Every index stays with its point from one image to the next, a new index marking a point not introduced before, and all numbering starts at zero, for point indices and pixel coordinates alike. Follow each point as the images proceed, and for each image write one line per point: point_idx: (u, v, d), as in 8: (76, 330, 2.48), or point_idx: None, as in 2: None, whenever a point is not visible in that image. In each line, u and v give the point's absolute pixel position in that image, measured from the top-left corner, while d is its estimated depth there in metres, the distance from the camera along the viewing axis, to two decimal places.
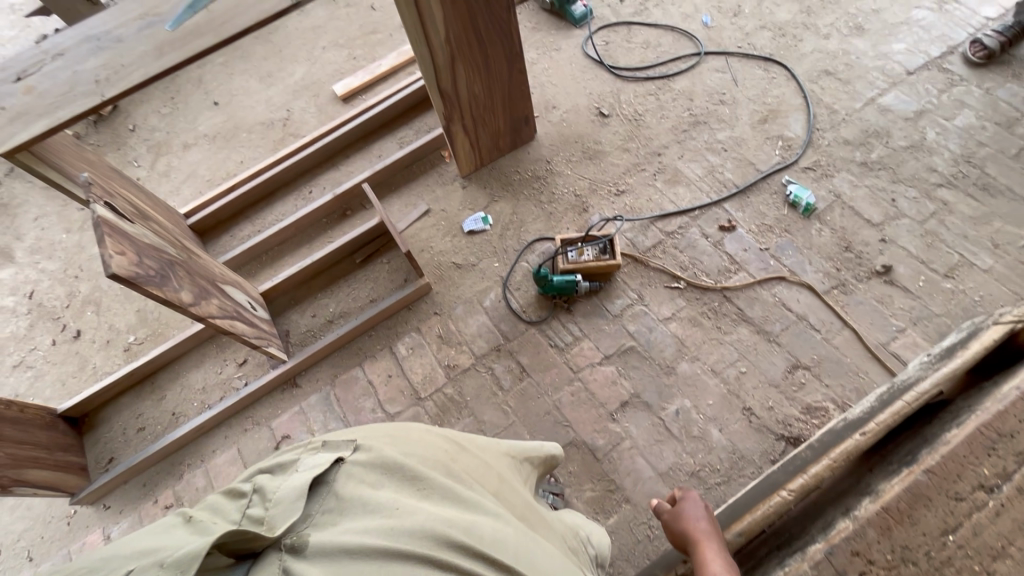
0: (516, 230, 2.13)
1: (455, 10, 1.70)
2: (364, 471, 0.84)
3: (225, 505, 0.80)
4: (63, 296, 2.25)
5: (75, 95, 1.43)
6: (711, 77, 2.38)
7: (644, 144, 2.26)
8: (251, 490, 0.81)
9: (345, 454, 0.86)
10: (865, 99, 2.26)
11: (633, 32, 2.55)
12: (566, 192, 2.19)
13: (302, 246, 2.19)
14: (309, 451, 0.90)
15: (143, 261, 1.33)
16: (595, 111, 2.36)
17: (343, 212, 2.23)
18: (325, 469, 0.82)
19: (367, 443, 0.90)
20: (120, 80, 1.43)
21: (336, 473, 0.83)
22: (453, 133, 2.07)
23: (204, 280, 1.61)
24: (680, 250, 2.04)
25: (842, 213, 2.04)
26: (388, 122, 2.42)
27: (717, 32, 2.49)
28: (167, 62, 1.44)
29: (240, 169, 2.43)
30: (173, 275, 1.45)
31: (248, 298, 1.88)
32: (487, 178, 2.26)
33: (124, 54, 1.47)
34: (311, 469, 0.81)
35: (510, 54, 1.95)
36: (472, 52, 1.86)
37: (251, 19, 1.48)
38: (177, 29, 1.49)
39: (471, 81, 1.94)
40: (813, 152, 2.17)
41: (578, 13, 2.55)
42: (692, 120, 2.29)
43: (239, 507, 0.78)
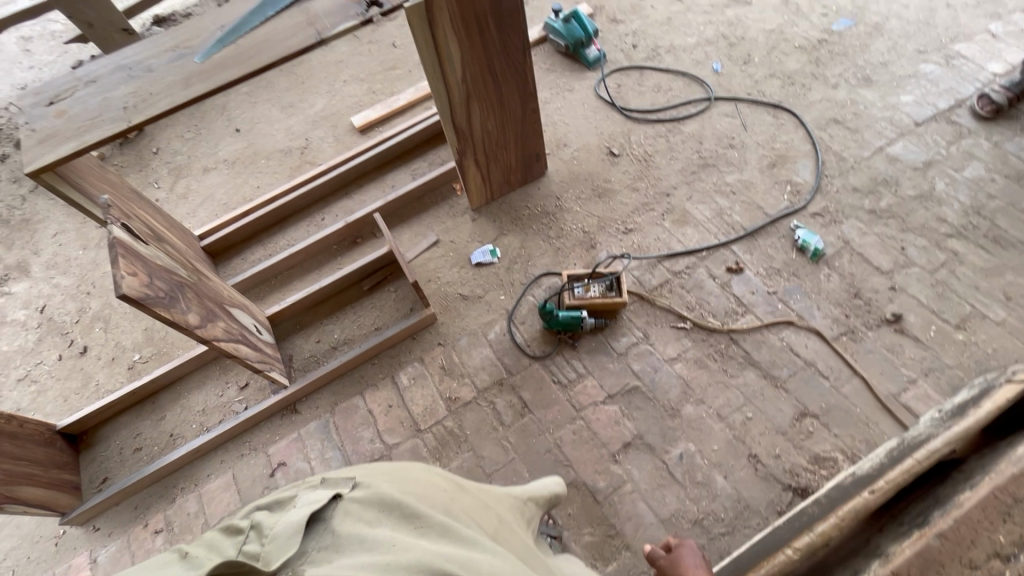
0: (523, 264, 2.15)
1: (472, 51, 1.77)
2: (361, 507, 0.83)
3: (222, 542, 0.80)
4: (74, 312, 2.28)
5: (104, 119, 1.48)
6: (720, 121, 2.43)
7: (653, 184, 2.29)
8: (247, 526, 0.80)
9: (343, 491, 0.86)
10: (874, 148, 2.28)
11: (645, 76, 2.62)
12: (575, 228, 2.21)
13: (311, 272, 2.21)
14: (308, 488, 0.89)
15: (154, 281, 1.35)
16: (605, 151, 2.40)
17: (354, 240, 2.26)
18: (322, 504, 0.81)
19: (365, 481, 0.89)
20: (148, 108, 1.48)
21: (333, 510, 0.81)
22: (465, 167, 2.11)
23: (212, 302, 1.63)
24: (687, 290, 2.03)
25: (851, 260, 2.03)
26: (402, 154, 2.48)
27: (727, 79, 2.55)
28: (193, 91, 1.49)
29: (256, 194, 2.49)
30: (183, 296, 1.46)
31: (254, 321, 1.89)
32: (497, 212, 2.29)
33: (154, 83, 1.54)
34: (309, 505, 0.80)
35: (524, 94, 2.01)
36: (487, 91, 1.91)
37: (276, 54, 1.53)
38: (206, 61, 1.56)
39: (485, 117, 1.99)
40: (822, 198, 2.18)
41: (592, 56, 2.63)
42: (701, 162, 2.32)
43: (235, 543, 0.78)
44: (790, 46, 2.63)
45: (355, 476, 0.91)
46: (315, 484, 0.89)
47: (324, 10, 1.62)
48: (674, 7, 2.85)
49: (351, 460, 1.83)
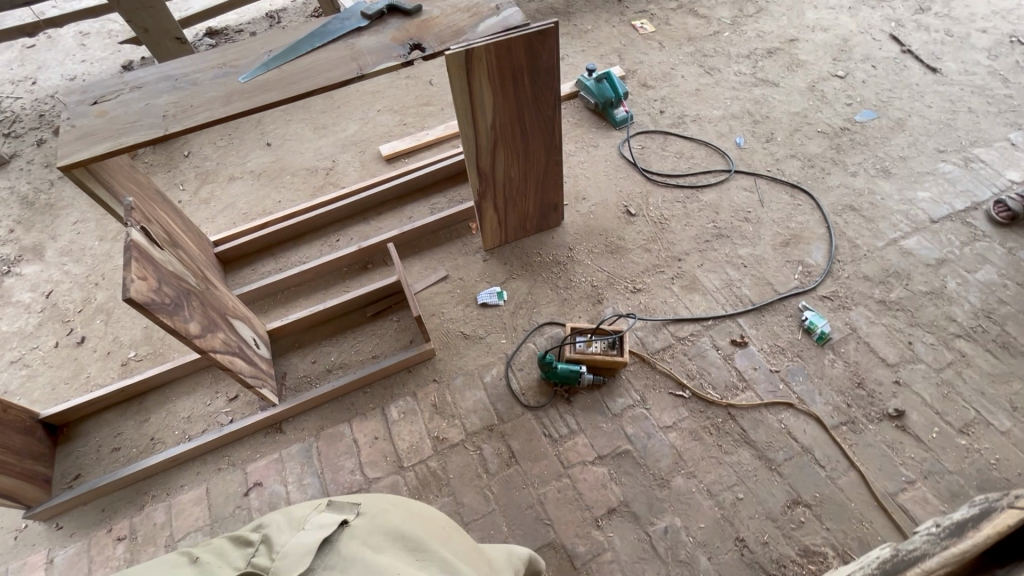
0: (528, 310, 2.15)
1: (505, 101, 1.83)
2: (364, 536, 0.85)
3: (232, 551, 0.83)
4: (79, 301, 2.29)
5: (142, 125, 1.53)
6: (738, 195, 2.46)
7: (666, 247, 2.30)
8: (258, 540, 0.82)
9: (348, 519, 0.87)
10: (888, 239, 2.29)
11: (669, 141, 2.68)
12: (583, 281, 2.22)
13: (317, 292, 2.22)
14: (315, 509, 0.90)
15: (162, 288, 1.36)
16: (622, 209, 2.44)
17: (364, 264, 2.28)
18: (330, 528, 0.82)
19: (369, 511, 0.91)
20: (185, 119, 1.53)
21: (339, 536, 0.83)
22: (483, 208, 2.15)
23: (215, 312, 1.63)
24: (689, 358, 2.01)
25: (857, 347, 2.01)
26: (424, 187, 2.53)
27: (749, 154, 2.61)
28: (231, 109, 1.55)
29: (276, 208, 2.53)
30: (187, 304, 1.46)
31: (254, 335, 1.89)
32: (508, 255, 2.31)
33: (195, 97, 1.59)
34: (316, 529, 0.81)
35: (549, 146, 2.05)
36: (514, 140, 1.97)
37: (317, 84, 1.59)
38: (248, 82, 1.62)
39: (509, 164, 2.04)
40: (832, 282, 2.18)
41: (620, 116, 2.71)
42: (715, 232, 2.35)
43: (245, 554, 0.81)
44: (813, 130, 2.69)
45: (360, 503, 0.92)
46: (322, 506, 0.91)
47: (368, 48, 1.69)
48: (703, 80, 2.95)
49: (329, 490, 1.79)
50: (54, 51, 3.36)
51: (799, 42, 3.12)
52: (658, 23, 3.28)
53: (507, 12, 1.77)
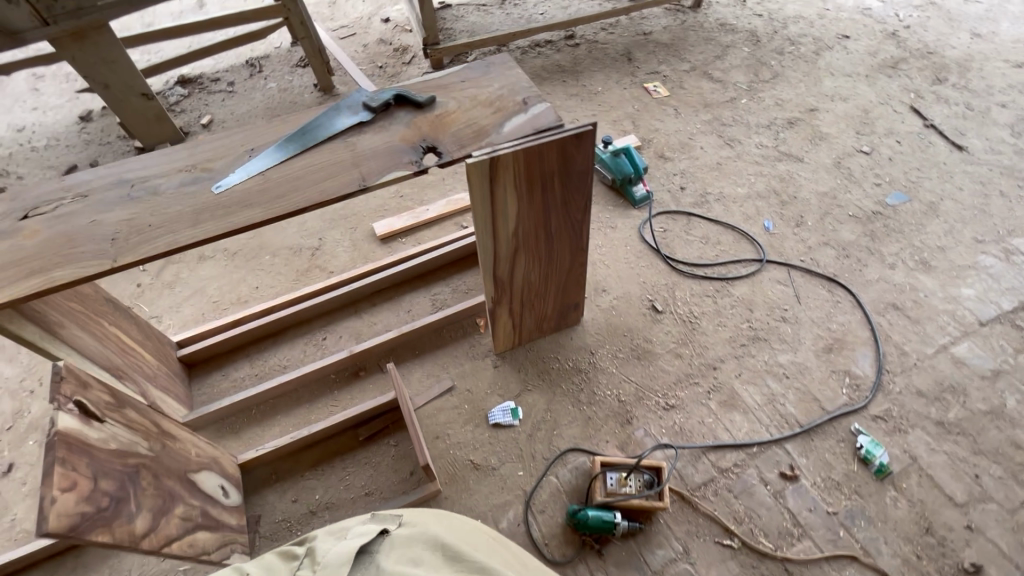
0: (547, 433, 1.86)
1: (531, 208, 1.57)
2: (409, 541, 0.93)
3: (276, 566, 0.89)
4: (8, 415, 1.91)
5: (84, 252, 1.21)
6: (771, 288, 2.25)
7: (698, 352, 2.06)
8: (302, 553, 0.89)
9: (391, 528, 0.95)
10: (937, 345, 2.09)
11: (693, 224, 2.46)
12: (609, 395, 1.95)
13: (299, 406, 1.90)
14: (359, 520, 0.98)
15: (99, 486, 1.03)
16: (647, 305, 2.19)
17: (356, 370, 1.98)
18: (372, 537, 0.90)
19: (411, 520, 0.99)
20: (141, 245, 1.22)
21: (381, 544, 0.91)
22: (496, 314, 1.87)
23: (173, 479, 1.30)
24: (734, 496, 1.75)
25: (921, 482, 1.78)
26: (424, 274, 2.24)
27: (780, 240, 2.40)
28: (201, 231, 1.24)
29: (253, 296, 2.21)
30: (135, 490, 1.14)
31: (223, 480, 1.56)
32: (522, 361, 2.03)
33: (156, 212, 1.28)
34: (360, 537, 0.89)
35: (575, 247, 1.79)
36: (538, 245, 1.70)
37: (309, 199, 1.31)
38: (223, 194, 1.32)
39: (530, 269, 1.77)
40: (883, 398, 1.96)
41: (639, 194, 2.48)
42: (751, 334, 2.11)
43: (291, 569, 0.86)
44: (844, 214, 2.51)
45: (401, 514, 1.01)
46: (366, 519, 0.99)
47: (371, 150, 1.41)
48: (724, 152, 2.75)
49: None
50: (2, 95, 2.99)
51: (819, 113, 2.97)
52: (671, 85, 3.09)
53: (537, 108, 1.52)
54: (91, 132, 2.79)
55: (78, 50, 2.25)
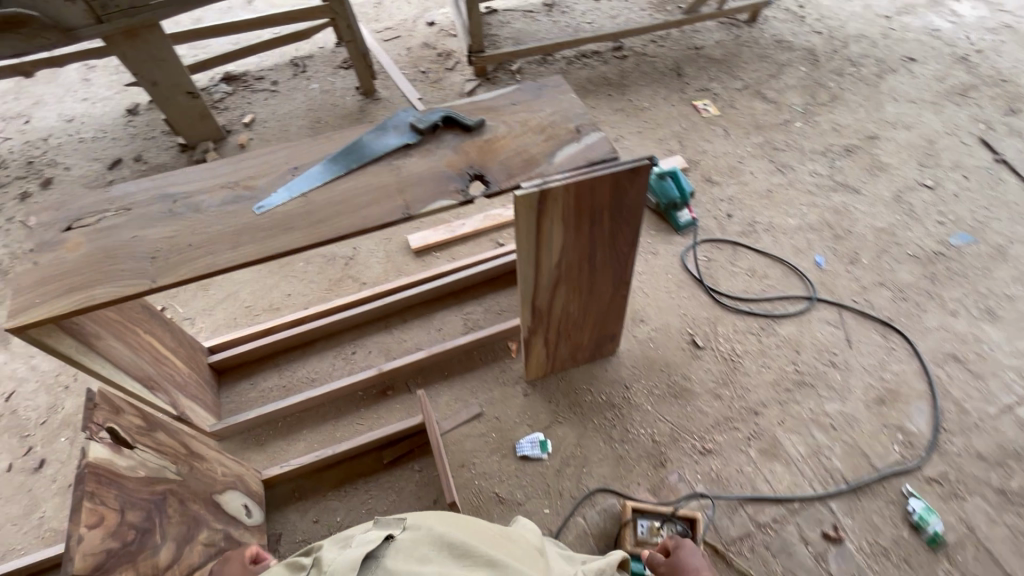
0: (576, 470, 1.79)
1: (577, 241, 1.50)
2: (413, 544, 0.96)
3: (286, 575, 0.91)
4: (43, 409, 1.92)
5: (123, 270, 1.19)
6: (820, 330, 2.12)
7: (739, 395, 1.95)
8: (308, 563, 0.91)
9: (396, 532, 0.98)
10: (1001, 405, 1.94)
11: (739, 254, 2.35)
12: (642, 434, 1.86)
13: (325, 422, 1.87)
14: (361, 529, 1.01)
15: (125, 518, 1.00)
16: (686, 338, 2.10)
17: (383, 389, 1.94)
18: (378, 543, 0.93)
19: (414, 523, 1.02)
20: (181, 266, 1.19)
21: (387, 549, 0.94)
22: (531, 343, 1.81)
23: (198, 502, 1.27)
24: (772, 554, 1.65)
25: (978, 557, 1.65)
26: (457, 292, 2.19)
27: (832, 278, 2.27)
28: (241, 255, 1.21)
29: (285, 303, 2.19)
30: (160, 518, 1.11)
31: (246, 498, 1.53)
32: (554, 391, 1.96)
33: (197, 230, 1.26)
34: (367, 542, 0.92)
35: (618, 280, 1.71)
36: (580, 277, 1.63)
37: (352, 225, 1.26)
38: (265, 215, 1.28)
39: (569, 300, 1.70)
40: (939, 459, 1.82)
41: (684, 220, 2.39)
42: (797, 378, 2.00)
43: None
44: (903, 253, 2.36)
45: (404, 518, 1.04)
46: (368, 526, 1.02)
47: (417, 175, 1.36)
48: (775, 179, 2.62)
49: None
50: (54, 84, 3.04)
51: (879, 141, 2.81)
52: (722, 104, 2.97)
53: (590, 137, 1.44)
54: (137, 126, 2.82)
55: (130, 48, 2.27)
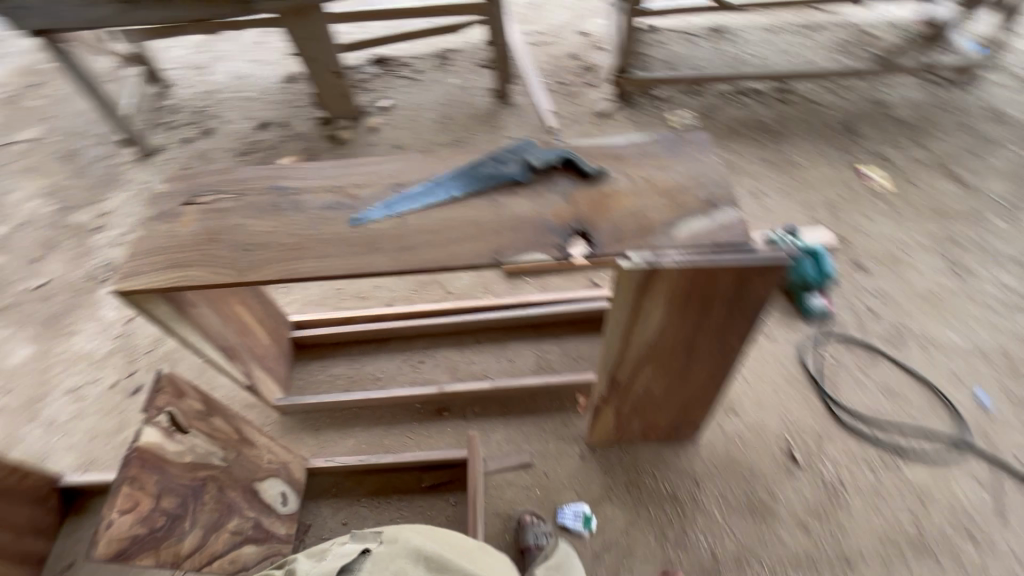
0: (615, 560, 1.61)
1: (678, 325, 1.31)
2: (386, 559, 1.00)
3: None
4: (152, 339, 2.13)
5: (221, 255, 1.23)
6: (962, 486, 1.71)
7: (832, 535, 1.63)
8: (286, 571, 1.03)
9: (371, 546, 1.03)
10: None
11: (874, 363, 1.97)
12: (701, 544, 1.63)
13: (377, 426, 1.86)
14: (341, 542, 1.08)
15: (160, 505, 1.02)
16: (782, 447, 1.80)
17: (439, 408, 1.89)
18: (351, 560, 1.00)
19: (390, 534, 1.06)
20: (271, 266, 1.20)
21: (361, 564, 1.00)
22: (601, 410, 1.64)
23: (237, 490, 1.29)
24: None
25: None
26: (539, 325, 2.07)
27: (994, 424, 1.82)
28: (326, 267, 1.20)
29: (373, 294, 2.22)
30: (195, 505, 1.13)
31: (286, 487, 1.56)
32: (613, 463, 1.78)
33: (295, 231, 1.27)
34: (340, 560, 1.00)
35: (717, 372, 1.48)
36: (672, 360, 1.43)
37: (438, 261, 1.20)
38: (359, 229, 1.26)
39: (654, 380, 1.51)
40: None
41: (815, 307, 2.05)
42: (913, 538, 1.62)
43: None
44: None
45: (381, 530, 1.08)
46: (347, 539, 1.08)
47: (517, 218, 1.26)
48: (946, 281, 2.16)
49: None
50: (236, 43, 3.37)
51: None
52: (897, 177, 2.51)
53: (724, 213, 1.24)
54: (291, 93, 3.03)
55: (296, 25, 2.41)
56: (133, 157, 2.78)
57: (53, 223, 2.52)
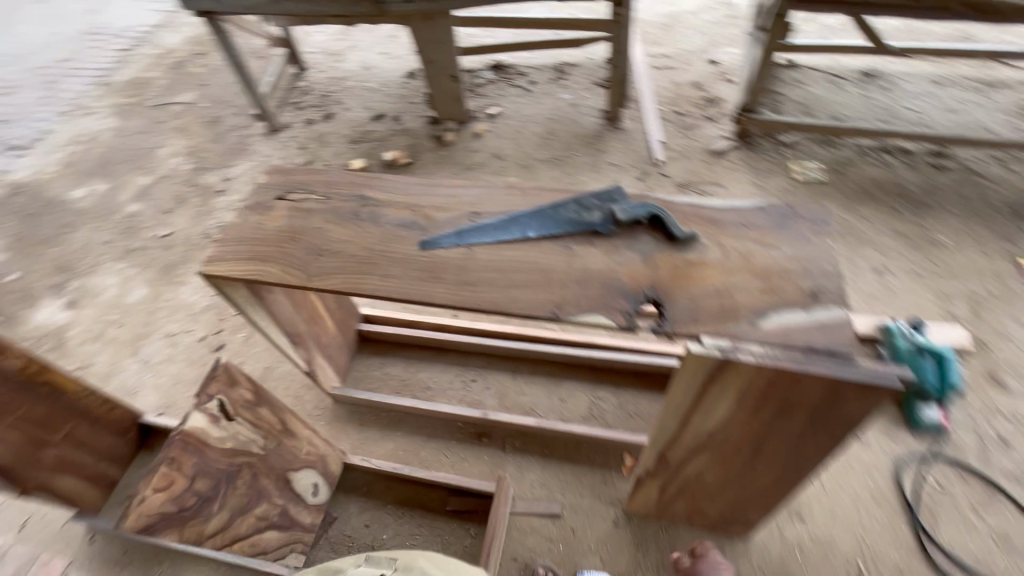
0: None
1: (746, 421, 1.15)
2: None
3: None
4: None
5: (296, 257, 1.27)
6: None
7: None
8: None
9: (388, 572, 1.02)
10: None
11: (992, 504, 1.64)
12: None
13: (417, 435, 1.87)
14: (355, 563, 1.07)
15: (192, 486, 1.09)
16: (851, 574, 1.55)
17: (480, 432, 1.86)
18: None
19: (403, 563, 1.05)
20: (338, 276, 1.23)
21: None
22: (644, 482, 1.51)
23: (270, 478, 1.34)
24: None
25: None
26: (599, 369, 1.96)
27: None
28: (386, 287, 1.20)
29: None
30: (226, 489, 1.19)
31: (320, 478, 1.60)
32: (647, 538, 1.64)
33: (367, 244, 1.28)
34: None
35: (784, 478, 1.29)
36: (733, 454, 1.27)
37: (495, 303, 1.15)
38: (426, 253, 1.25)
39: (709, 468, 1.35)
40: None
41: (928, 420, 1.74)
42: None
43: None
44: None
45: (395, 559, 1.07)
46: (362, 561, 1.07)
47: (588, 272, 1.17)
48: None
49: None
50: (370, 34, 3.56)
51: None
52: None
53: (826, 311, 1.06)
54: (409, 89, 3.15)
55: (422, 27, 2.48)
56: (262, 130, 3.03)
57: (187, 181, 2.82)
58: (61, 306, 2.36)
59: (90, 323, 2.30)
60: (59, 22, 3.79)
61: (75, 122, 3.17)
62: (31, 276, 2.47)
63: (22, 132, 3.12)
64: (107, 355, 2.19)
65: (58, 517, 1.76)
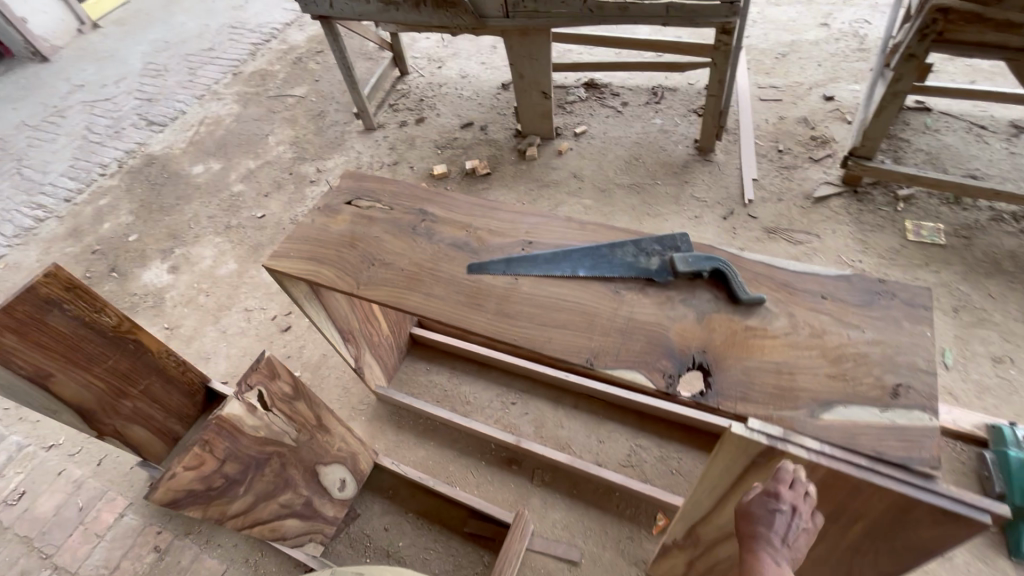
0: None
1: None
2: None
3: None
4: None
5: (350, 263, 1.31)
6: None
7: None
8: None
9: None
10: None
11: None
12: None
13: (448, 449, 1.87)
14: None
15: (221, 469, 1.15)
16: None
17: (511, 458, 1.82)
18: None
19: None
20: (385, 288, 1.25)
21: None
22: (670, 553, 1.38)
23: (298, 469, 1.39)
24: None
25: None
26: (646, 415, 1.85)
27: None
28: (427, 306, 1.20)
29: None
30: (254, 475, 1.25)
31: (348, 475, 1.64)
32: None
33: (418, 259, 1.29)
34: None
35: None
36: None
37: (529, 338, 1.11)
38: (472, 276, 1.24)
39: None
40: None
41: None
42: None
43: None
44: None
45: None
46: None
47: (634, 322, 1.10)
48: None
49: None
50: (474, 43, 3.65)
51: None
52: None
53: (909, 415, 0.91)
54: (501, 101, 3.19)
55: (518, 43, 2.49)
56: (360, 128, 3.20)
57: (288, 168, 3.05)
58: (165, 270, 2.64)
59: (185, 289, 2.55)
60: (209, 16, 4.26)
61: (205, 106, 3.55)
62: (147, 239, 2.79)
63: (164, 111, 3.54)
64: (193, 320, 2.42)
65: (128, 460, 1.96)
